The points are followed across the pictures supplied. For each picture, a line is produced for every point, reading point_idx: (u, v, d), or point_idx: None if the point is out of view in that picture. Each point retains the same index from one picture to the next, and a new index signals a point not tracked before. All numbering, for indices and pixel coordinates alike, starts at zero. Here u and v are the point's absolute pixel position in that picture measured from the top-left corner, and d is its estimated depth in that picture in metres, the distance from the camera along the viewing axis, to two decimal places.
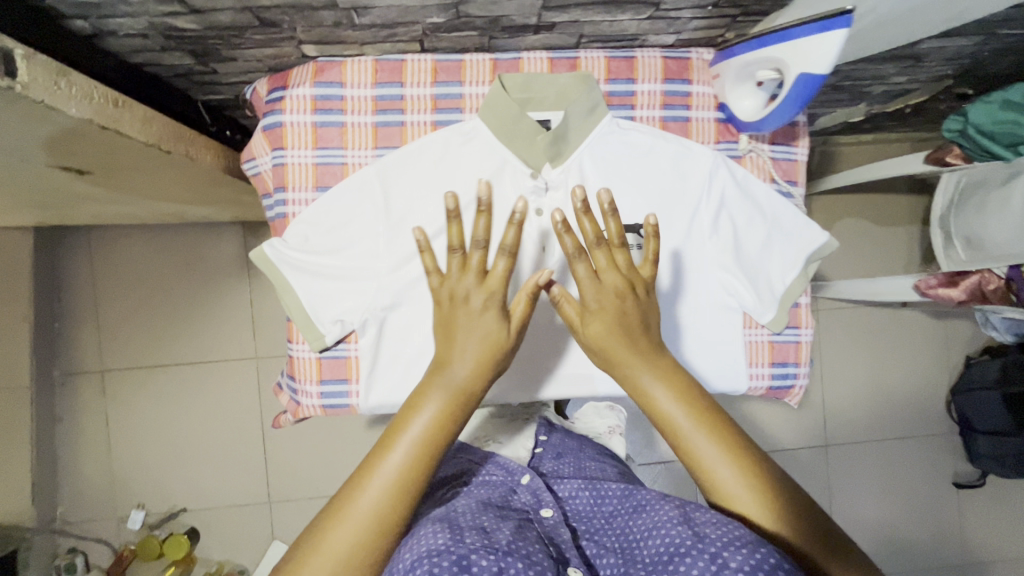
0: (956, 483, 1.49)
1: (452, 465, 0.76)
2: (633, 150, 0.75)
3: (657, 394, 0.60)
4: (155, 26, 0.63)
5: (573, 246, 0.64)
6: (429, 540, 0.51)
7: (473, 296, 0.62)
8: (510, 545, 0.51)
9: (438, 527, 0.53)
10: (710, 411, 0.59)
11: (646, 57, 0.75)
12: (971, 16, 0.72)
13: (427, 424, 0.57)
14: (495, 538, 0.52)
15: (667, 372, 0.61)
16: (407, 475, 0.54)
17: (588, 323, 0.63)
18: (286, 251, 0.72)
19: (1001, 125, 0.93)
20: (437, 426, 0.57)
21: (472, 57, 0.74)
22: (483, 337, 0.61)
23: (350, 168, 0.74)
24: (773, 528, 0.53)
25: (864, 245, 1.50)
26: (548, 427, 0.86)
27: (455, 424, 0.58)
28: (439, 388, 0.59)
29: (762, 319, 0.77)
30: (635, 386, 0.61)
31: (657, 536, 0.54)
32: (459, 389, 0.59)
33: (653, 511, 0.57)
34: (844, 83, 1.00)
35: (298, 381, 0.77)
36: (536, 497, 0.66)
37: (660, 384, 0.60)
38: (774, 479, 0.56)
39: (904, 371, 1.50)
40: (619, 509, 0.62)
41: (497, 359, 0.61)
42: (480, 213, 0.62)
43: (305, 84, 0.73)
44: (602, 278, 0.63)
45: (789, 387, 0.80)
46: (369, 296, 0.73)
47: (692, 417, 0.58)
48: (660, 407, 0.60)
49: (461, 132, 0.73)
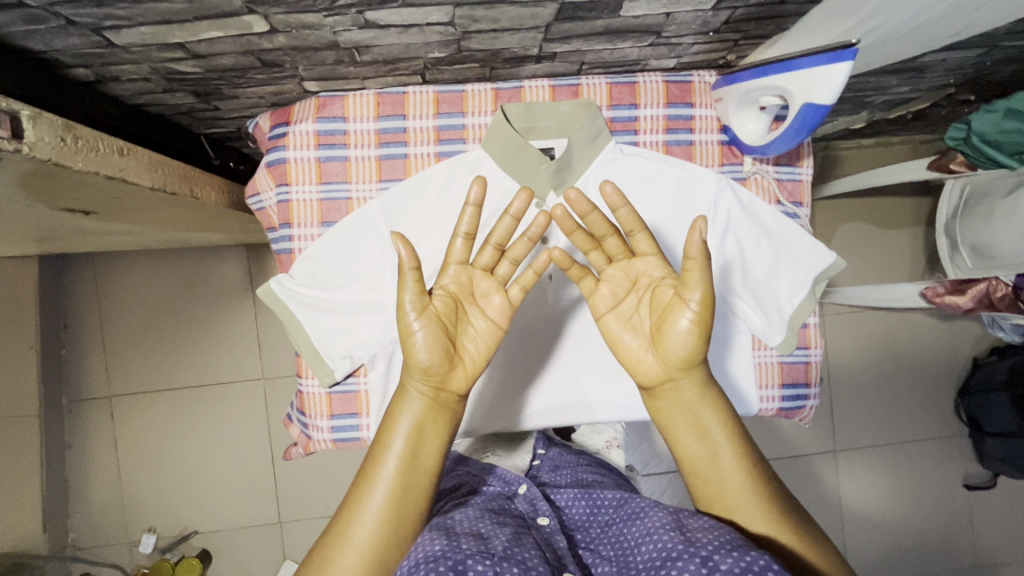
0: (966, 485, 1.48)
1: (451, 479, 0.75)
2: (637, 176, 0.75)
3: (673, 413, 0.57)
4: (158, 71, 0.63)
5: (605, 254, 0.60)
6: (427, 546, 0.50)
7: (492, 294, 0.60)
8: (505, 551, 0.51)
9: (435, 533, 0.52)
10: (727, 424, 0.57)
11: (648, 81, 0.75)
12: (974, 31, 0.72)
13: (409, 433, 0.55)
14: (491, 544, 0.52)
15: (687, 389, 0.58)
16: (400, 489, 0.53)
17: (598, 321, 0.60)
18: (290, 286, 0.72)
19: (1007, 134, 0.93)
20: (418, 436, 0.55)
21: (474, 88, 0.74)
22: (434, 330, 0.56)
23: (355, 203, 0.74)
24: (774, 539, 0.53)
25: (867, 249, 1.50)
26: (546, 441, 0.87)
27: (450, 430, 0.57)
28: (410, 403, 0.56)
29: (771, 341, 0.77)
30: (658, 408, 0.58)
31: (649, 541, 0.53)
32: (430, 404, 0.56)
33: (647, 518, 0.57)
34: (845, 94, 1.00)
35: (309, 416, 0.77)
36: (534, 506, 0.65)
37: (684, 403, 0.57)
38: (773, 486, 0.56)
39: (912, 373, 1.49)
40: (615, 516, 0.62)
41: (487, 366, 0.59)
42: (503, 218, 0.58)
43: (307, 120, 0.72)
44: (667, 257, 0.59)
45: (800, 408, 0.80)
46: (377, 330, 0.73)
47: (712, 434, 0.57)
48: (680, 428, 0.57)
49: (464, 163, 0.73)
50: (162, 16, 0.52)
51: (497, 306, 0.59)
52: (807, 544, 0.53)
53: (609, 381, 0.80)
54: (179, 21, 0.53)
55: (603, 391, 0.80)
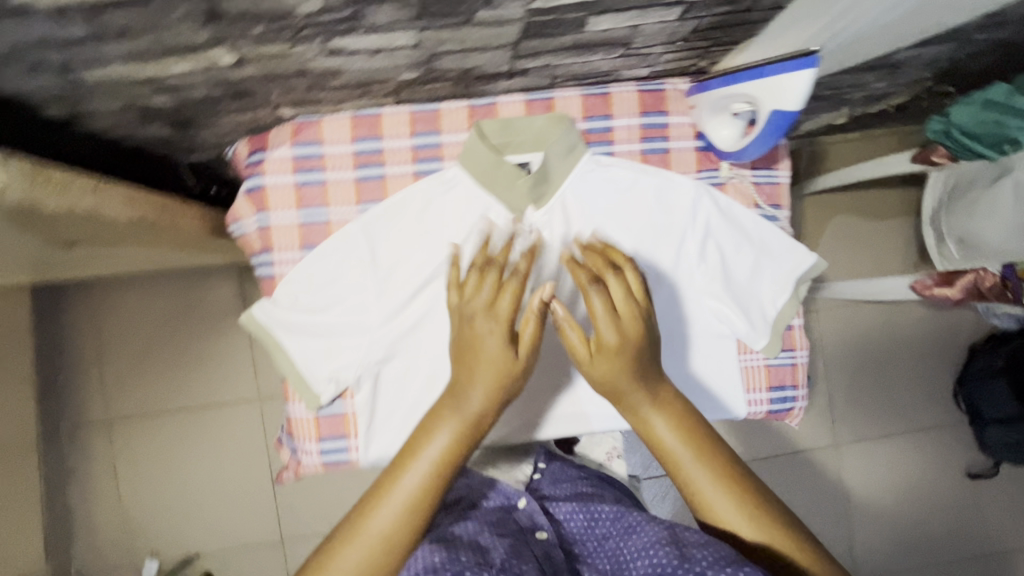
0: (971, 474, 1.48)
1: None
2: (614, 186, 0.75)
3: (659, 424, 0.58)
4: (131, 106, 0.64)
5: (586, 278, 0.59)
6: (428, 558, 0.56)
7: (491, 333, 0.57)
8: (503, 564, 0.57)
9: (436, 546, 0.58)
10: (709, 442, 0.57)
11: (622, 91, 0.76)
12: (943, 26, 0.72)
13: (439, 454, 0.56)
14: (489, 557, 0.58)
15: (670, 401, 0.59)
16: (423, 496, 0.55)
17: (596, 358, 0.58)
18: (275, 312, 0.72)
19: (985, 125, 0.93)
20: (450, 454, 0.56)
21: (448, 105, 0.74)
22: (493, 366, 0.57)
23: (334, 226, 0.74)
24: (762, 548, 0.53)
25: (859, 242, 1.50)
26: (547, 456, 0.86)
27: (468, 446, 0.57)
28: (452, 416, 0.57)
29: (755, 345, 0.77)
30: (637, 415, 0.59)
31: (644, 557, 0.53)
32: (472, 415, 0.57)
33: (642, 532, 0.57)
34: (823, 92, 1.01)
35: (297, 440, 0.75)
36: (533, 519, 0.69)
37: (663, 416, 0.58)
38: (766, 498, 0.55)
39: (911, 363, 1.49)
40: (611, 530, 0.63)
41: (508, 383, 0.57)
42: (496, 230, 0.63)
43: (284, 145, 0.73)
44: (619, 310, 0.57)
45: (788, 409, 0.80)
46: (363, 351, 0.73)
47: (690, 449, 0.57)
48: (662, 440, 0.58)
49: (443, 182, 0.74)
50: (129, 54, 0.52)
51: (496, 343, 0.57)
52: (798, 552, 0.53)
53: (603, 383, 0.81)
54: (147, 58, 0.53)
55: (593, 401, 0.80)
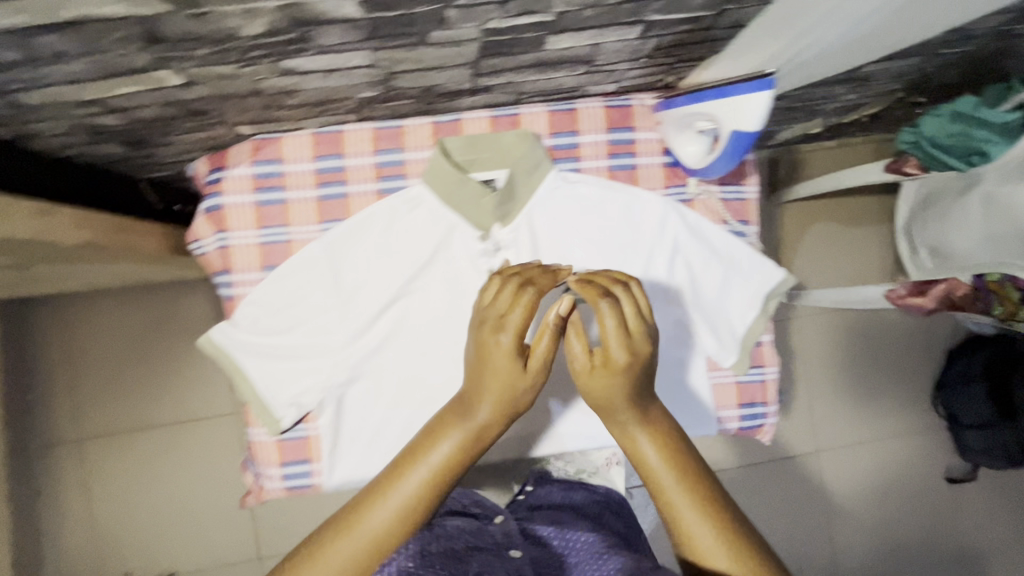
0: (949, 479, 1.49)
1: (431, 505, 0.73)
2: (580, 203, 0.75)
3: (646, 447, 0.57)
4: (79, 126, 0.62)
5: (602, 292, 0.57)
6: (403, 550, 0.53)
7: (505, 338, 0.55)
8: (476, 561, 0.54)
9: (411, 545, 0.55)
10: (695, 467, 0.56)
11: (587, 107, 0.75)
12: (906, 40, 0.72)
13: (444, 457, 0.53)
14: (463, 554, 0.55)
15: (658, 425, 0.58)
16: (417, 504, 0.52)
17: (595, 376, 0.56)
18: (235, 334, 0.71)
19: (952, 137, 0.95)
20: (452, 462, 0.54)
21: (412, 122, 0.73)
22: (502, 374, 0.54)
23: (295, 246, 0.73)
24: None
25: (838, 249, 1.50)
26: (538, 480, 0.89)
27: (469, 458, 0.55)
28: (459, 425, 0.55)
29: (724, 363, 0.77)
30: (625, 435, 0.58)
31: None
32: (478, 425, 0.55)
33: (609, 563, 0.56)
34: (795, 103, 1.01)
35: (259, 465, 0.73)
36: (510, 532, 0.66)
37: (650, 437, 0.57)
38: (748, 532, 0.53)
39: (889, 368, 1.50)
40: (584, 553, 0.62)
41: (518, 393, 0.55)
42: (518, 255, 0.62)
43: (243, 164, 0.71)
44: (632, 328, 0.56)
45: (759, 426, 0.80)
46: (325, 374, 0.71)
47: (673, 476, 0.55)
48: (649, 463, 0.56)
49: (406, 200, 0.73)
50: (68, 77, 0.51)
51: (505, 347, 0.54)
52: None
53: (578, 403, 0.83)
54: (88, 80, 0.52)
55: None
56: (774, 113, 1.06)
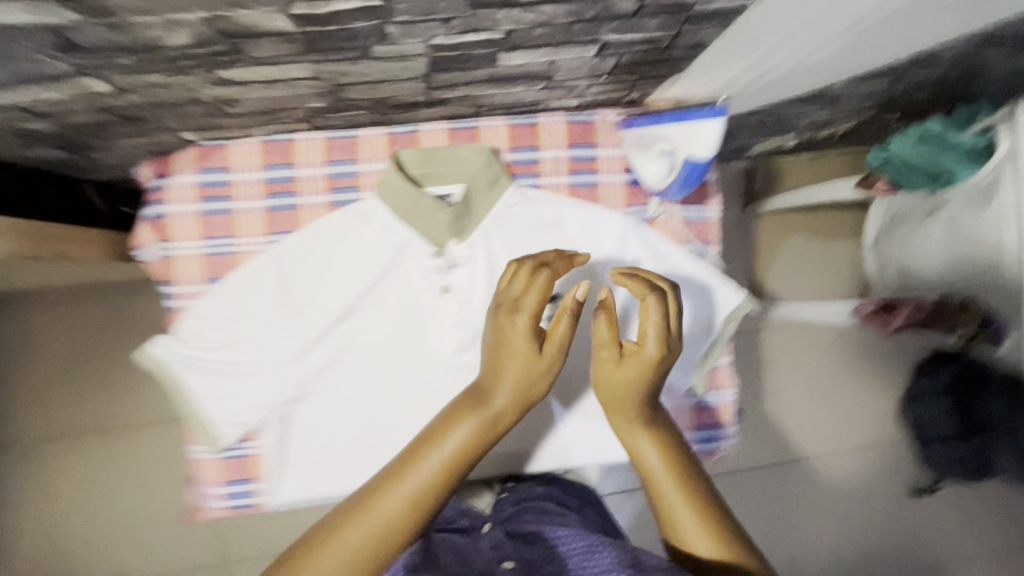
0: (913, 491, 1.49)
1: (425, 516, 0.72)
2: (539, 221, 0.73)
3: (643, 447, 0.57)
4: (6, 130, 0.58)
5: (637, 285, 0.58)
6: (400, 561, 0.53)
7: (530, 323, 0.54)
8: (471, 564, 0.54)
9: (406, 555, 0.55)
10: (693, 470, 0.57)
11: (549, 122, 0.73)
12: (871, 64, 0.71)
13: (455, 448, 0.53)
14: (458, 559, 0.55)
15: (660, 426, 0.58)
16: (426, 495, 0.52)
17: (620, 366, 0.56)
18: (175, 349, 0.68)
19: (921, 158, 0.93)
20: (462, 453, 0.53)
21: (366, 133, 0.71)
22: (522, 363, 0.54)
23: (241, 258, 0.70)
24: None
25: (811, 262, 1.51)
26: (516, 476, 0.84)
27: (480, 451, 0.54)
28: (473, 413, 0.54)
29: (681, 386, 0.76)
30: (627, 435, 0.58)
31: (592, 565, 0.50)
32: (491, 417, 0.54)
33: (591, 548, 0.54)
34: (767, 119, 1.00)
35: (198, 484, 0.71)
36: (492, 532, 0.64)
37: (651, 438, 0.57)
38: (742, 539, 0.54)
39: (858, 381, 1.51)
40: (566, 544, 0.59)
41: (534, 384, 0.55)
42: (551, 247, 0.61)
43: (187, 171, 0.68)
44: (667, 322, 0.57)
45: (715, 447, 0.79)
46: (270, 392, 0.69)
47: (671, 479, 0.56)
48: (648, 463, 0.57)
49: (358, 213, 0.70)
50: None
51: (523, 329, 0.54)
52: None
53: (537, 421, 0.82)
54: (5, 85, 0.49)
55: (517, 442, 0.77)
56: (747, 128, 1.05)
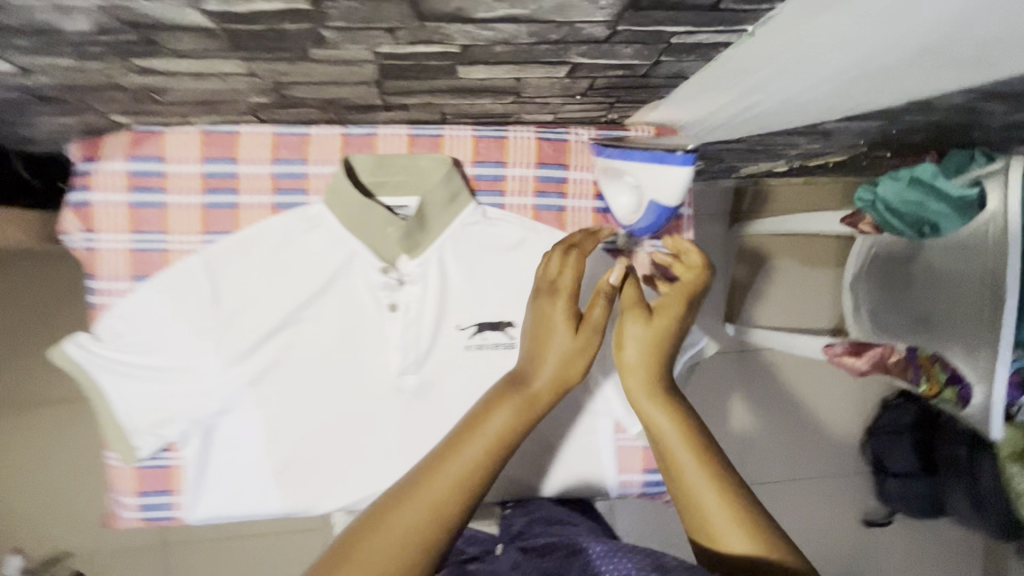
0: (866, 522, 1.49)
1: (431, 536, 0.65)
2: (499, 243, 0.69)
3: (663, 422, 0.54)
4: None
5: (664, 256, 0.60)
6: None
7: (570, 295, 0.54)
8: None
9: None
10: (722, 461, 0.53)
11: (519, 137, 0.69)
12: (865, 104, 0.66)
13: (499, 429, 0.50)
14: None
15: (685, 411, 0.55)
16: (474, 475, 0.48)
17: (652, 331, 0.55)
18: (92, 350, 0.63)
19: (908, 203, 0.90)
20: (505, 435, 0.50)
21: (319, 131, 0.65)
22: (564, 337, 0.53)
23: (172, 256, 0.65)
24: None
25: (794, 288, 1.47)
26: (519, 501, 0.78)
27: (521, 437, 0.51)
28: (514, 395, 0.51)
29: (632, 429, 0.75)
30: (651, 423, 0.54)
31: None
32: (530, 399, 0.52)
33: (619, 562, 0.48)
34: (757, 146, 0.95)
35: (114, 491, 0.68)
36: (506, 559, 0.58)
37: (674, 423, 0.54)
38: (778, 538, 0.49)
39: (826, 411, 1.49)
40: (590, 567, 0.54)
41: (576, 363, 0.53)
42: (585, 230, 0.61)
43: (116, 158, 0.62)
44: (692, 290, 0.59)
45: (663, 491, 0.78)
46: (194, 404, 0.64)
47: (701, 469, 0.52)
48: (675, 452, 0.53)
49: (304, 218, 0.65)
50: None
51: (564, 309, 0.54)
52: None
53: None
54: None
55: None
56: (736, 152, 1.00)
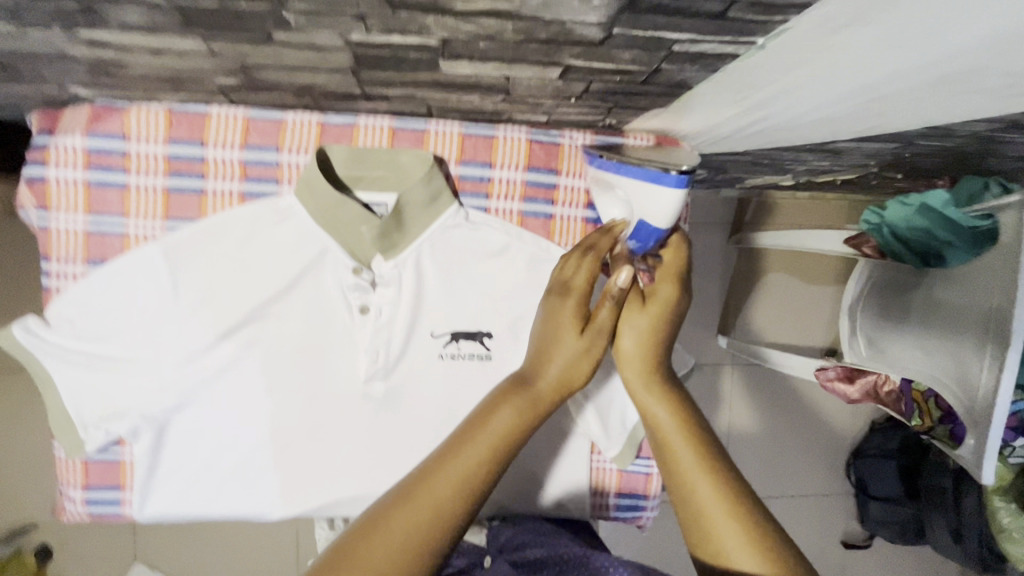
0: (845, 543, 1.47)
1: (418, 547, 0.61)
2: (481, 249, 0.65)
3: (663, 415, 0.53)
4: None
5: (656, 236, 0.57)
6: None
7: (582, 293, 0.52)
8: None
9: None
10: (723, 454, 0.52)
11: (508, 136, 0.64)
12: (879, 126, 0.62)
13: (505, 427, 0.48)
14: None
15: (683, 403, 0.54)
16: (478, 475, 0.45)
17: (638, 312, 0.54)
18: (41, 336, 0.59)
19: (914, 230, 0.88)
20: (511, 434, 0.48)
21: (295, 117, 0.61)
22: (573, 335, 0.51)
23: (132, 241, 0.62)
24: None
25: (790, 303, 1.43)
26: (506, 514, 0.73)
27: (525, 437, 0.49)
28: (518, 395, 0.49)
29: (607, 452, 0.71)
30: (648, 414, 0.53)
31: None
32: (534, 400, 0.50)
33: None
34: (764, 159, 0.91)
35: (60, 482, 0.65)
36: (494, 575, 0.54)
37: (670, 413, 0.53)
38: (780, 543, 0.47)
39: (813, 431, 1.46)
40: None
41: (584, 364, 0.51)
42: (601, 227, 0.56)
43: (74, 133, 0.58)
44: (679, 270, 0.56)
45: (636, 516, 0.75)
46: (148, 399, 0.61)
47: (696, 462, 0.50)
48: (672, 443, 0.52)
49: (274, 210, 0.62)
50: None
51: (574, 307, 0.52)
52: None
53: None
54: None
55: None
56: (742, 163, 0.96)
